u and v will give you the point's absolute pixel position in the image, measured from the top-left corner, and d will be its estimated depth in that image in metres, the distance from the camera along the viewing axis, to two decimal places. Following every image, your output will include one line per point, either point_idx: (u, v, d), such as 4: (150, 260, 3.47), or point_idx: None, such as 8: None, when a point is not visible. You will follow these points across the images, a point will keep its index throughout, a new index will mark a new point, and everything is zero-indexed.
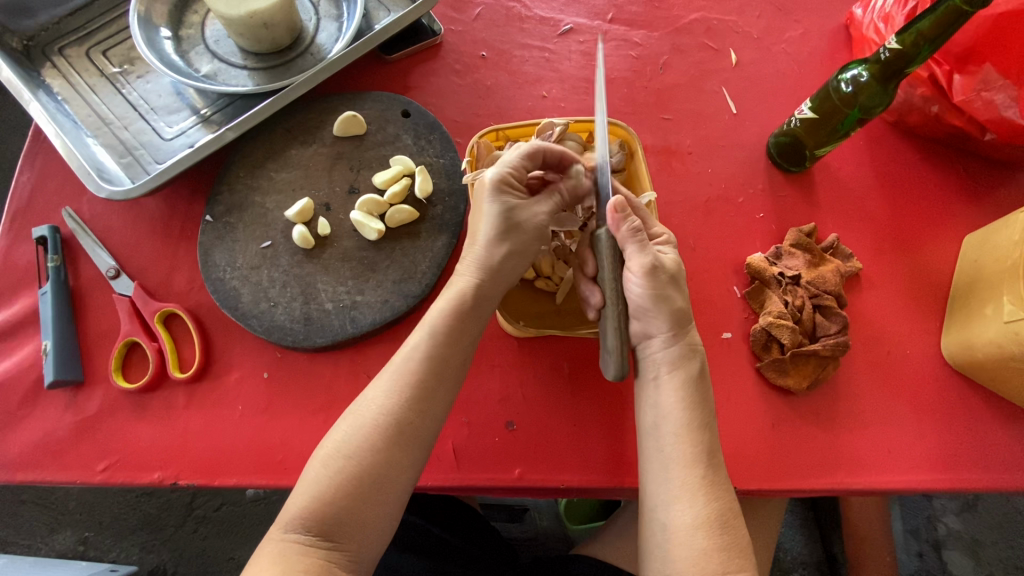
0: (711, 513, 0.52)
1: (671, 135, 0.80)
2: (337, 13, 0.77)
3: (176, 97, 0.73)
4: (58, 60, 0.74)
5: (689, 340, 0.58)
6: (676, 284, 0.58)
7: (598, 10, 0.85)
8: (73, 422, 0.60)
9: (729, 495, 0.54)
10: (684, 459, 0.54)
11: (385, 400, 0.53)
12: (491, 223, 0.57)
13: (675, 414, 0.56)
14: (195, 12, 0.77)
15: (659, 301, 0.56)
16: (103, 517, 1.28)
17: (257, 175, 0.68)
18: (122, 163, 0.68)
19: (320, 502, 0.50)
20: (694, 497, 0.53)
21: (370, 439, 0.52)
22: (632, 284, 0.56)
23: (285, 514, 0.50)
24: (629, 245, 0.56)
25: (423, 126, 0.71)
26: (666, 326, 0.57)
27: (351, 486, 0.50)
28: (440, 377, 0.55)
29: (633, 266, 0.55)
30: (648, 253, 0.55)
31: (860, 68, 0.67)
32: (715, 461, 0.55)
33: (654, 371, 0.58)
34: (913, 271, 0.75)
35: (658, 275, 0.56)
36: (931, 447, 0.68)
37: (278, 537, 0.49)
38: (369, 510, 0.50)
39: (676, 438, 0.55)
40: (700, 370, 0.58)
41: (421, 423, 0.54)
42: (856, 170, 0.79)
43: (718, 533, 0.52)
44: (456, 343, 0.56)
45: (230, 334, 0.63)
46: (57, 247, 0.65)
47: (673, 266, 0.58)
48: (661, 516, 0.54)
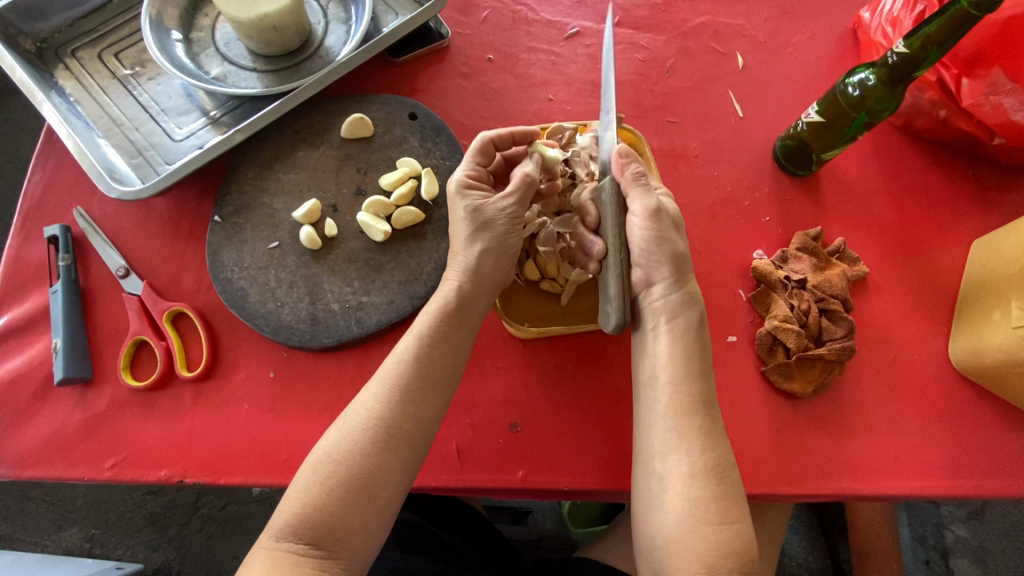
0: (706, 463, 0.52)
1: (677, 138, 0.80)
2: (345, 17, 0.78)
3: (186, 99, 0.74)
4: (71, 62, 0.75)
5: (690, 288, 0.59)
6: (677, 229, 0.60)
7: (605, 14, 0.85)
8: (82, 420, 0.61)
9: (725, 447, 0.54)
10: (678, 410, 0.54)
11: (375, 404, 0.54)
12: (466, 225, 0.60)
13: (669, 365, 0.56)
14: (205, 15, 0.78)
15: (661, 243, 0.58)
16: (109, 515, 1.29)
17: (266, 177, 0.69)
18: (132, 164, 0.69)
19: (313, 507, 0.50)
20: (689, 447, 0.53)
21: (359, 444, 0.52)
22: (634, 227, 0.58)
23: (276, 522, 0.50)
24: (633, 190, 0.58)
25: (430, 128, 0.72)
26: (667, 271, 0.58)
27: (343, 490, 0.51)
28: (429, 380, 0.56)
29: (635, 208, 0.58)
30: (653, 196, 0.58)
31: (867, 71, 0.66)
32: (711, 409, 0.55)
33: (653, 322, 0.58)
34: (921, 276, 0.75)
35: (659, 217, 0.58)
36: (938, 453, 0.67)
37: (269, 546, 0.50)
38: (360, 514, 0.51)
39: (672, 386, 0.55)
40: (699, 320, 0.58)
41: (410, 427, 0.54)
42: (863, 173, 0.79)
43: (713, 482, 0.52)
44: (445, 346, 0.57)
45: (237, 334, 0.64)
46: (68, 246, 0.65)
47: (674, 212, 0.60)
48: (656, 469, 0.54)
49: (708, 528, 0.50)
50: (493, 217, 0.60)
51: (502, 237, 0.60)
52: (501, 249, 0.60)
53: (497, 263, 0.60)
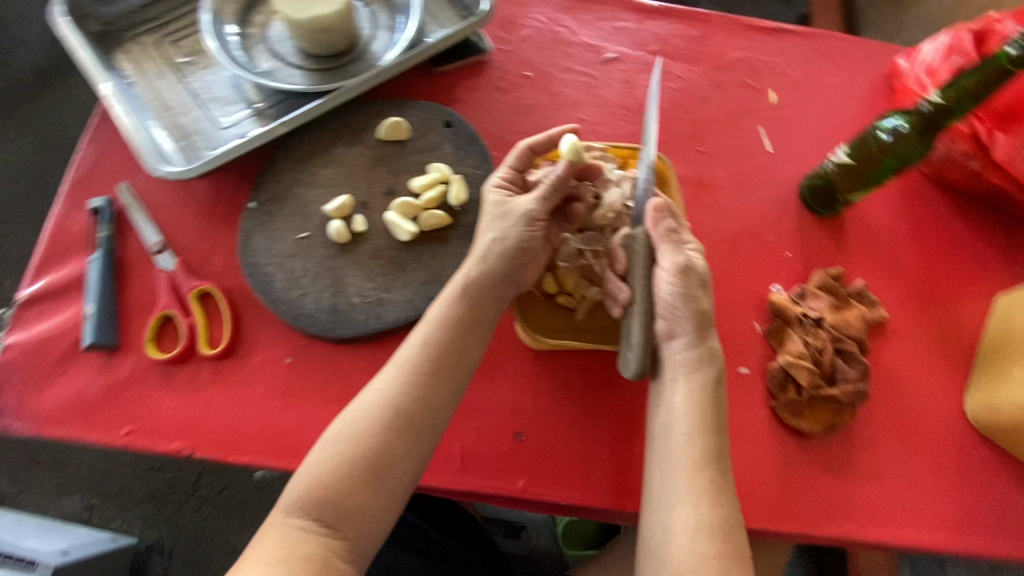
0: (714, 519, 0.52)
1: (704, 167, 0.81)
2: (393, 24, 0.81)
3: (235, 89, 0.77)
4: (131, 46, 0.79)
5: (711, 344, 0.58)
6: (705, 288, 0.59)
7: (643, 41, 0.87)
8: (104, 385, 0.63)
9: (734, 505, 0.53)
10: (691, 463, 0.54)
11: (389, 388, 0.55)
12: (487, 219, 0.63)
13: (686, 417, 0.55)
14: (261, 12, 0.81)
15: (687, 301, 0.57)
16: (110, 486, 1.31)
17: (302, 169, 0.71)
18: (178, 146, 0.72)
19: (321, 486, 0.51)
20: (698, 502, 0.53)
21: (371, 424, 0.53)
22: (661, 281, 0.58)
23: (287, 497, 0.52)
24: (664, 245, 0.59)
25: (463, 137, 0.74)
26: (690, 327, 0.57)
27: (351, 470, 0.52)
28: (441, 368, 0.57)
29: (664, 263, 0.58)
30: (683, 253, 0.58)
31: (900, 118, 0.67)
32: (724, 466, 0.55)
33: (672, 372, 0.58)
34: (941, 326, 0.74)
35: (689, 276, 0.57)
36: (946, 508, 0.66)
37: (279, 520, 0.51)
38: (366, 494, 0.52)
39: (687, 439, 0.55)
40: (718, 376, 0.57)
41: (421, 413, 0.55)
42: (889, 219, 0.79)
43: (720, 540, 0.51)
44: (460, 337, 0.58)
45: (259, 317, 0.66)
46: (110, 218, 0.68)
47: (703, 270, 0.59)
48: (661, 520, 0.53)
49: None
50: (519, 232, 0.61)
51: (519, 236, 0.61)
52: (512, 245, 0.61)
53: (493, 288, 0.60)
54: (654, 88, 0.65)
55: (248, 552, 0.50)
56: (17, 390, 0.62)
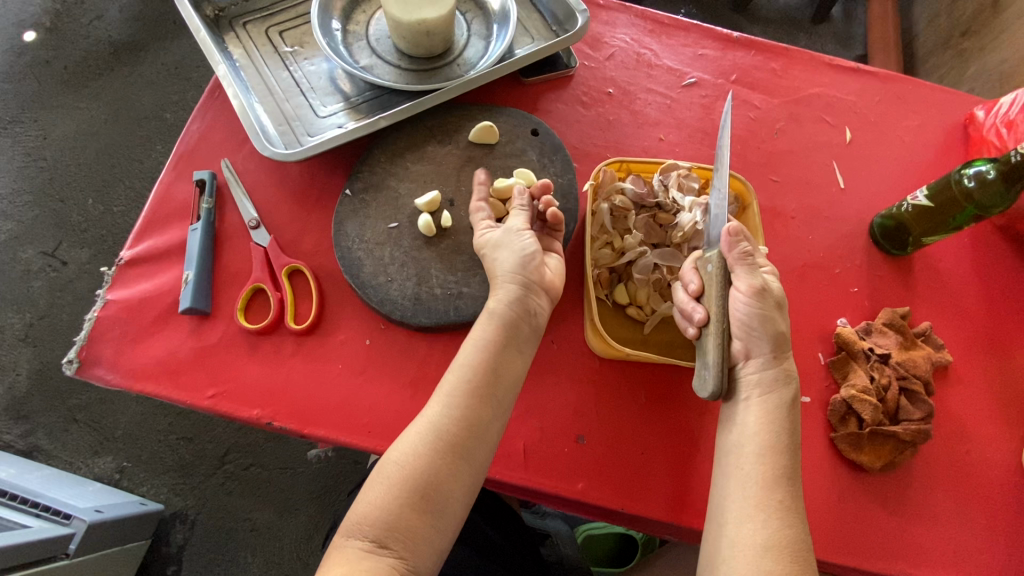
0: (782, 538, 0.53)
1: (776, 196, 0.82)
2: (487, 34, 0.85)
3: (334, 81, 0.81)
4: (241, 32, 0.84)
5: (786, 366, 0.59)
6: (781, 310, 0.60)
7: (724, 69, 0.90)
8: (194, 347, 0.66)
9: (803, 527, 0.54)
10: (761, 481, 0.55)
11: (434, 418, 0.57)
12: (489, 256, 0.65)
13: (758, 436, 0.57)
14: (364, 11, 0.86)
15: (765, 321, 0.59)
16: (143, 451, 1.34)
17: (395, 163, 0.74)
18: (279, 130, 0.76)
19: (378, 510, 0.53)
20: (767, 520, 0.53)
21: (418, 452, 0.55)
22: (738, 303, 0.59)
23: (348, 521, 0.54)
24: (738, 267, 0.59)
25: (549, 146, 0.77)
26: (767, 347, 0.59)
27: (403, 494, 0.54)
28: (483, 392, 0.58)
29: (739, 284, 0.59)
30: (759, 276, 0.59)
31: (987, 165, 0.67)
32: (794, 489, 0.56)
33: (746, 392, 0.59)
34: (1004, 377, 0.74)
35: (765, 297, 0.59)
36: (1000, 558, 0.66)
37: (342, 542, 0.53)
38: (419, 518, 0.53)
39: (758, 458, 0.56)
40: (792, 399, 0.58)
41: (464, 436, 0.56)
42: (958, 265, 0.79)
43: (788, 559, 0.52)
44: (499, 362, 0.60)
45: (343, 298, 0.69)
46: (212, 192, 0.72)
47: (779, 291, 0.61)
48: (728, 534, 0.54)
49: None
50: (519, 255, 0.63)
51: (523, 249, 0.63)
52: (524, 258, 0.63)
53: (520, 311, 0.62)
54: (728, 121, 0.64)
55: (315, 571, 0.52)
56: (113, 344, 0.66)
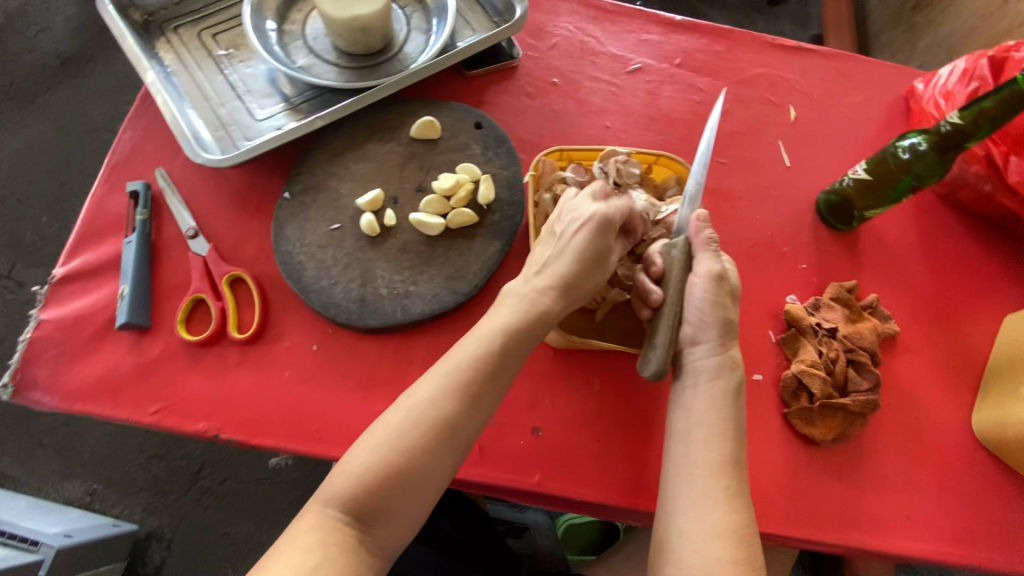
0: (729, 523, 0.53)
1: (723, 178, 0.83)
2: (427, 27, 0.84)
3: (271, 83, 0.79)
4: (171, 37, 0.81)
5: (733, 353, 0.60)
6: (734, 300, 0.61)
7: (668, 54, 0.90)
8: (134, 363, 0.64)
9: (749, 510, 0.55)
10: (708, 468, 0.55)
11: (437, 395, 0.54)
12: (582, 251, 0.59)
13: (705, 423, 0.57)
14: (299, 10, 0.84)
15: (716, 308, 0.59)
16: (113, 472, 1.31)
17: (335, 163, 0.73)
18: (215, 136, 0.74)
19: (362, 483, 0.50)
20: (714, 506, 0.54)
21: (419, 437, 0.52)
22: (695, 289, 0.59)
23: (327, 491, 0.51)
24: (702, 252, 0.60)
25: (492, 139, 0.76)
26: (715, 333, 0.59)
27: (395, 479, 0.51)
28: (490, 383, 0.56)
29: (699, 270, 0.59)
30: (719, 262, 0.60)
31: (919, 137, 0.69)
32: (740, 473, 0.56)
33: (693, 378, 0.60)
34: (951, 343, 0.76)
35: (721, 285, 0.59)
36: (951, 520, 0.67)
37: (315, 509, 0.50)
38: (406, 502, 0.52)
39: (706, 444, 0.56)
40: (738, 385, 0.59)
41: (465, 426, 0.55)
42: (903, 236, 0.80)
43: (735, 544, 0.52)
44: (512, 353, 0.57)
45: (288, 304, 0.67)
46: (147, 202, 0.70)
47: (735, 281, 0.61)
48: (677, 522, 0.55)
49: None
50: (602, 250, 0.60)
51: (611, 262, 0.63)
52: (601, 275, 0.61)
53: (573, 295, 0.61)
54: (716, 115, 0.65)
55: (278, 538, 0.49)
56: (50, 365, 0.64)
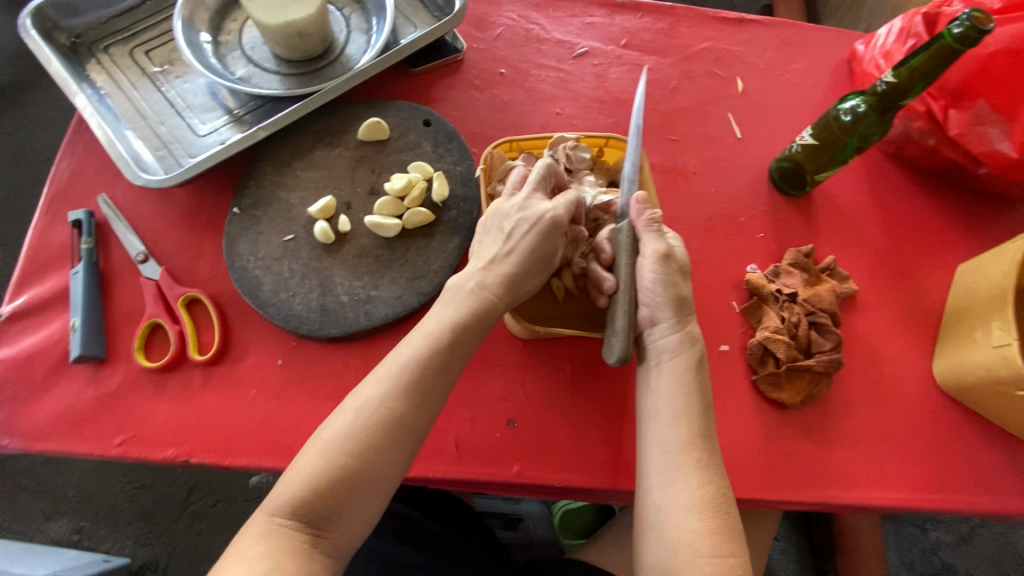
0: (704, 495, 0.54)
1: (677, 155, 0.83)
2: (367, 27, 0.82)
3: (211, 96, 0.77)
4: (103, 58, 0.79)
5: (691, 329, 0.61)
6: (684, 275, 0.62)
7: (613, 36, 0.90)
8: (94, 397, 0.63)
9: (723, 481, 0.56)
10: (679, 443, 0.56)
11: (386, 396, 0.54)
12: (530, 249, 0.60)
13: (671, 400, 0.58)
14: (234, 19, 0.82)
15: (668, 287, 0.60)
16: (99, 507, 1.28)
17: (284, 173, 0.72)
18: (157, 155, 0.73)
19: (312, 489, 0.51)
20: (687, 480, 0.55)
21: (368, 436, 0.53)
22: (644, 271, 0.60)
23: (275, 498, 0.51)
24: (646, 233, 0.61)
25: (443, 135, 0.75)
26: (671, 311, 0.60)
27: (346, 478, 0.51)
28: (439, 380, 0.56)
29: (647, 252, 0.60)
30: (664, 241, 0.61)
31: (858, 100, 0.70)
32: (711, 445, 0.57)
33: (656, 358, 0.61)
34: (908, 296, 0.77)
35: (669, 263, 0.60)
36: (921, 468, 0.69)
37: (263, 519, 0.50)
38: (358, 501, 0.52)
39: (674, 421, 0.57)
40: (699, 359, 0.60)
41: (415, 422, 0.55)
42: (855, 197, 0.82)
43: (711, 515, 0.53)
44: (459, 348, 0.58)
45: (248, 321, 0.66)
46: (91, 230, 0.68)
47: (683, 257, 0.62)
48: (654, 501, 0.55)
49: (703, 560, 0.51)
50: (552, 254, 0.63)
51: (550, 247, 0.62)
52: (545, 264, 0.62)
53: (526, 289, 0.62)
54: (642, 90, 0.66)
55: (231, 548, 0.49)
56: (5, 407, 0.62)
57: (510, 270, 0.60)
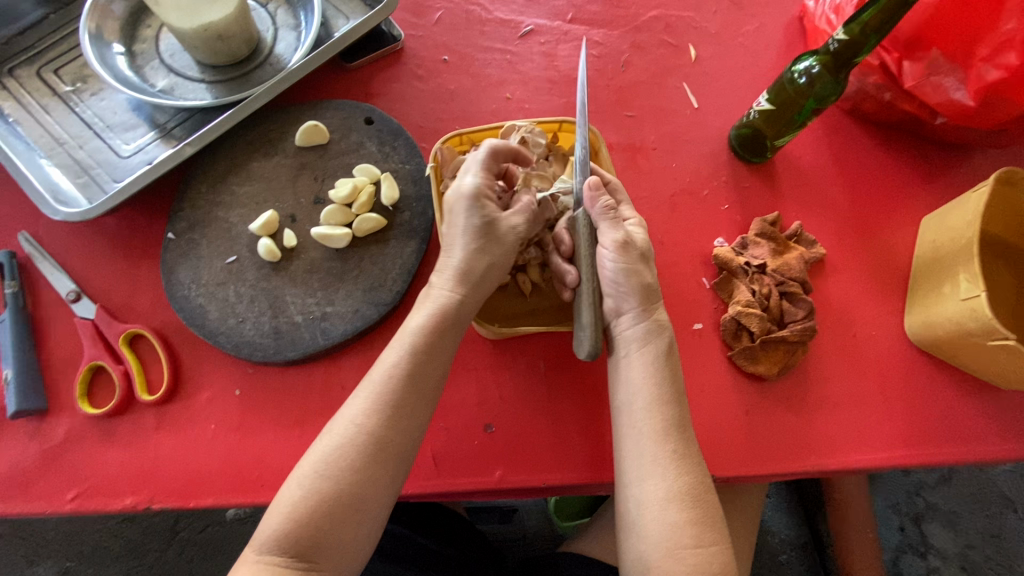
0: (682, 486, 0.53)
1: (635, 132, 0.81)
2: (295, 22, 0.76)
3: (133, 113, 0.71)
4: (8, 81, 0.72)
5: (657, 316, 0.59)
6: (647, 261, 0.60)
7: (559, 11, 0.85)
8: (39, 451, 0.59)
9: (700, 469, 0.55)
10: (653, 436, 0.55)
11: (365, 417, 0.53)
12: (466, 233, 0.58)
13: (643, 392, 0.57)
14: (148, 26, 0.75)
15: (630, 275, 0.58)
16: (83, 546, 1.17)
17: (220, 190, 0.68)
18: (78, 184, 0.67)
19: (298, 522, 0.49)
20: (665, 473, 0.54)
21: (348, 457, 0.51)
22: (604, 260, 0.58)
23: (260, 536, 0.49)
24: (603, 223, 0.59)
25: (387, 132, 0.71)
26: (635, 301, 0.58)
27: (330, 506, 0.50)
28: (419, 395, 0.55)
29: (606, 241, 0.58)
30: (621, 229, 0.58)
31: (812, 59, 0.68)
32: (686, 434, 0.56)
33: (625, 348, 0.59)
34: (877, 254, 0.77)
35: (629, 250, 0.58)
36: (901, 425, 0.70)
37: (253, 558, 0.49)
38: (347, 529, 0.50)
39: (647, 413, 0.56)
40: (669, 346, 0.59)
41: (397, 438, 0.53)
42: (816, 159, 0.81)
43: (690, 506, 0.53)
44: (435, 359, 0.56)
45: (198, 353, 0.63)
46: (14, 273, 0.63)
47: (644, 243, 0.60)
48: (633, 495, 0.54)
49: (685, 551, 0.51)
50: (497, 230, 0.59)
51: (497, 243, 0.59)
52: (493, 255, 0.58)
53: (491, 274, 0.59)
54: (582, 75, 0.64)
55: None
56: None
57: (460, 259, 0.58)
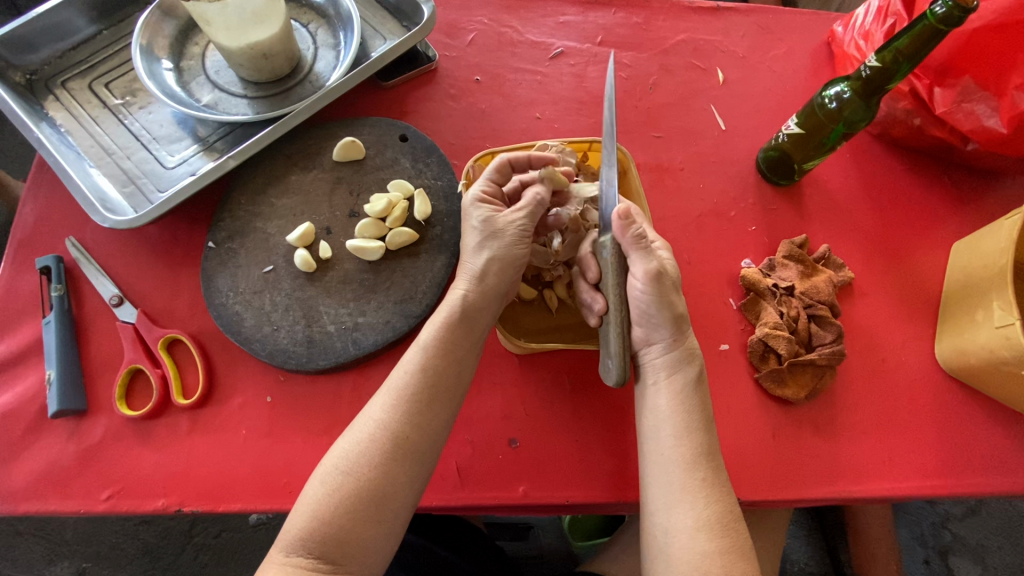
0: (711, 515, 0.53)
1: (662, 152, 0.82)
2: (335, 42, 0.79)
3: (178, 126, 0.74)
4: (60, 93, 0.76)
5: (689, 345, 0.60)
6: (676, 289, 0.60)
7: (588, 34, 0.87)
8: (77, 451, 0.60)
9: (729, 498, 0.54)
10: (681, 463, 0.55)
11: (384, 415, 0.54)
12: (474, 235, 0.61)
13: (671, 419, 0.57)
14: (196, 43, 0.79)
15: (661, 306, 0.58)
16: (101, 546, 1.17)
17: (259, 202, 0.70)
18: (124, 192, 0.69)
19: (322, 521, 0.49)
20: (693, 501, 0.53)
21: (368, 456, 0.52)
22: (635, 289, 0.58)
23: (285, 537, 0.50)
24: (634, 252, 0.58)
25: (421, 149, 0.73)
26: (667, 331, 0.59)
27: (351, 503, 0.50)
28: (435, 392, 0.55)
29: (636, 271, 0.58)
30: (653, 258, 0.58)
31: (843, 84, 0.69)
32: (715, 462, 0.56)
33: (653, 377, 0.60)
34: (905, 279, 0.76)
35: (661, 282, 0.58)
36: (931, 453, 0.68)
37: (279, 561, 0.49)
38: (369, 528, 0.50)
39: (676, 440, 0.56)
40: (698, 375, 0.59)
41: (417, 437, 0.54)
42: (844, 183, 0.81)
43: (718, 534, 0.52)
44: (452, 358, 0.57)
45: (232, 358, 0.64)
46: (61, 276, 0.66)
47: (673, 270, 0.61)
48: (660, 522, 0.54)
49: None
50: (496, 224, 0.61)
51: (512, 252, 0.60)
52: (509, 258, 0.60)
53: (504, 270, 0.60)
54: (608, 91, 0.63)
55: None
56: None
57: (473, 261, 0.60)
